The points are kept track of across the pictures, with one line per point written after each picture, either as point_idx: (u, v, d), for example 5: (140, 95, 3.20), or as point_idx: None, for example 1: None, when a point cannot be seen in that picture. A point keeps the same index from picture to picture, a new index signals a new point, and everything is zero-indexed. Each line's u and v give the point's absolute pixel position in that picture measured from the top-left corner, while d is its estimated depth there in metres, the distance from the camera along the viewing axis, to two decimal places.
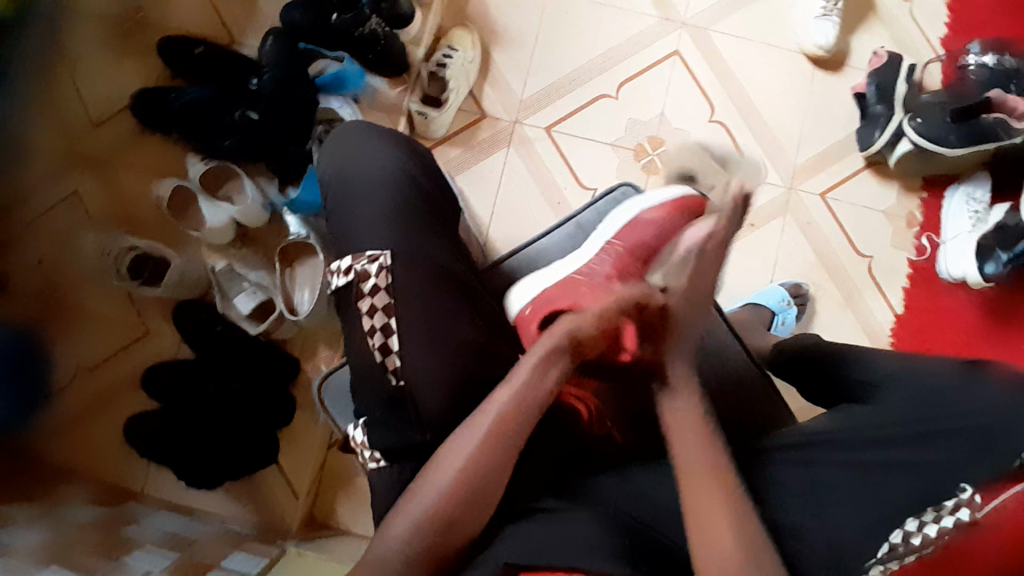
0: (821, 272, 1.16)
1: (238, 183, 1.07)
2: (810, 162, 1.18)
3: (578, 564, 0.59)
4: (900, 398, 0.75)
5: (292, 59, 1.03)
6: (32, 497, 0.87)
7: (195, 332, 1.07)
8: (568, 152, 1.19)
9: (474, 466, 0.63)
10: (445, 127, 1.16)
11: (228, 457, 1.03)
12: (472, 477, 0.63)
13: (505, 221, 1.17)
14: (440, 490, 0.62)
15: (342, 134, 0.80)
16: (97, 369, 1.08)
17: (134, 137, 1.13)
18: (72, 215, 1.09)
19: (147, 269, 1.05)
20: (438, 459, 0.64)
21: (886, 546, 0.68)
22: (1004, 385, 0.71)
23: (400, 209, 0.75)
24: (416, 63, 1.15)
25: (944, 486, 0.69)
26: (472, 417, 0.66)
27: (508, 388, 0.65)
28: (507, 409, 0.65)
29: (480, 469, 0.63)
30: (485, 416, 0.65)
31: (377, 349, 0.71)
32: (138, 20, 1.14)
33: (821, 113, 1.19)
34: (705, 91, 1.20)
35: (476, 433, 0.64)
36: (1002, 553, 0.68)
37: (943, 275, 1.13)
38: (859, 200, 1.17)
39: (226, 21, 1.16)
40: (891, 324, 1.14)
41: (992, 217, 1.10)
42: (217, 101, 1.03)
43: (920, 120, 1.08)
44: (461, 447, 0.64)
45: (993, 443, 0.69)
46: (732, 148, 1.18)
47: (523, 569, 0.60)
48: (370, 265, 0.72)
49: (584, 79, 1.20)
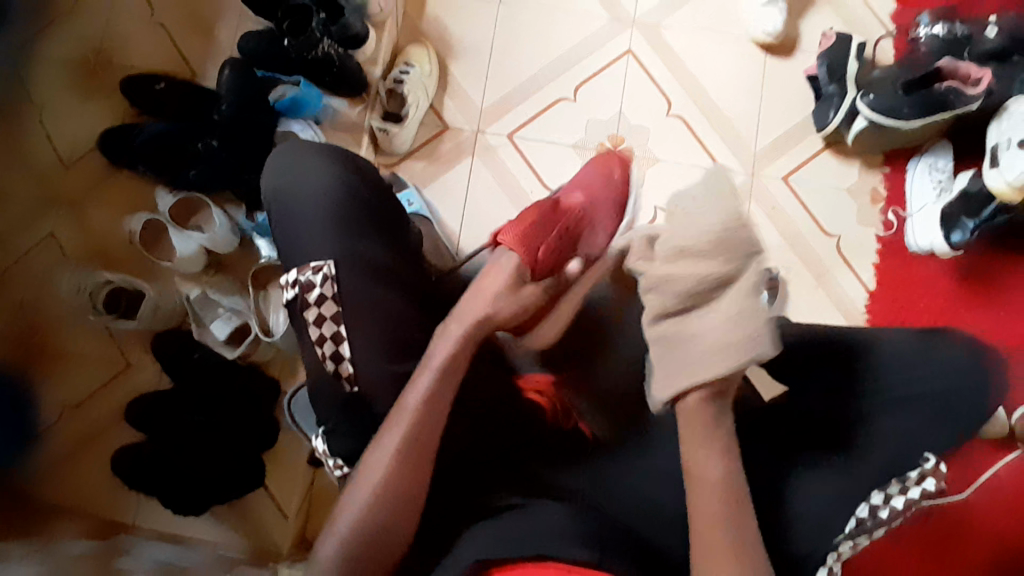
0: (791, 255, 1.16)
1: (208, 213, 1.10)
2: (768, 149, 1.20)
3: (547, 551, 0.59)
4: (860, 370, 0.76)
5: (252, 92, 1.06)
6: (24, 534, 0.88)
7: (173, 361, 1.09)
8: (530, 155, 1.20)
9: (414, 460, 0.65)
10: (408, 142, 1.19)
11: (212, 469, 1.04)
12: (417, 471, 0.65)
13: (474, 227, 1.18)
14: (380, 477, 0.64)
15: (285, 153, 0.81)
16: (80, 407, 1.10)
17: (105, 175, 1.16)
18: (49, 257, 1.11)
19: (122, 303, 1.07)
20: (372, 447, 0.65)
21: (854, 520, 0.69)
22: (964, 353, 0.74)
23: (347, 225, 0.76)
24: (374, 82, 1.18)
25: (907, 455, 0.71)
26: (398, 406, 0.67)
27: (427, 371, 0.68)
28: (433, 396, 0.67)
29: (417, 460, 0.65)
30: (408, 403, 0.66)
31: (328, 359, 0.72)
32: (102, 62, 1.17)
33: (777, 98, 1.21)
34: (660, 87, 1.22)
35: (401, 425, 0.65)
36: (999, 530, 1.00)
37: (913, 248, 1.13)
38: (821, 180, 1.18)
39: (186, 55, 1.19)
40: (864, 301, 1.14)
41: (955, 185, 1.08)
42: (182, 132, 1.07)
43: (872, 96, 1.08)
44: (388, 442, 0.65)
45: (953, 414, 0.72)
46: (692, 141, 1.20)
47: (494, 564, 0.60)
48: (314, 276, 0.73)
49: (540, 84, 1.22)
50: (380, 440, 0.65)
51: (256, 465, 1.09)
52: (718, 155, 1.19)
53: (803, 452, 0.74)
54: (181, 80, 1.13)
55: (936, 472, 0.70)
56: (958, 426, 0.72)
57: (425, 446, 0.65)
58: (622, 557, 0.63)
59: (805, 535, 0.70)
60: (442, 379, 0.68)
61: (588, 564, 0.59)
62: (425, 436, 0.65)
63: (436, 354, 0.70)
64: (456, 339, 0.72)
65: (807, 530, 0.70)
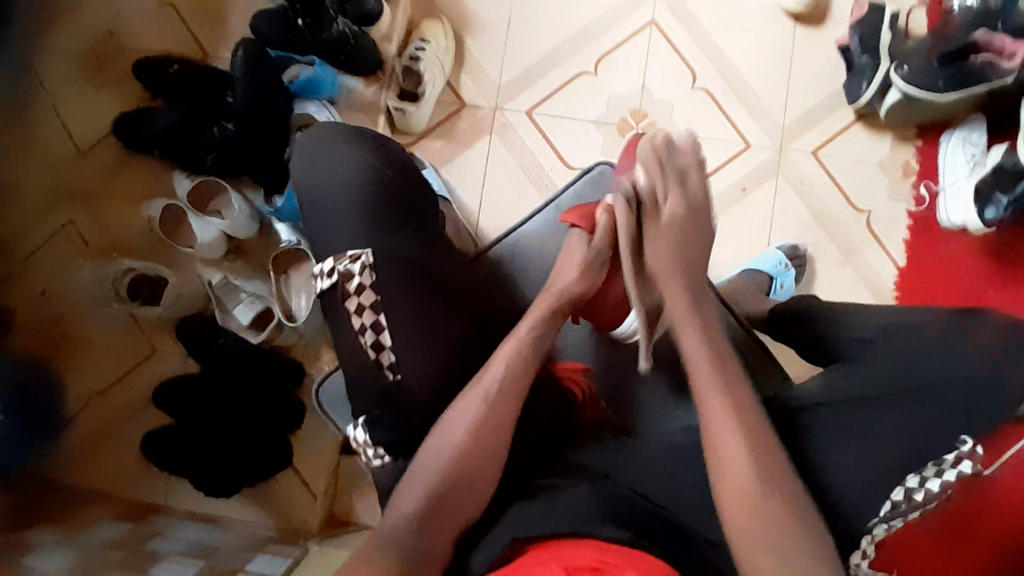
0: (819, 232, 1.14)
1: (225, 198, 1.09)
2: (797, 122, 1.16)
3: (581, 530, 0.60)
4: (888, 350, 0.73)
5: (264, 78, 1.04)
6: (60, 519, 0.90)
7: (198, 346, 1.10)
8: (551, 134, 1.18)
9: (484, 443, 0.68)
10: (425, 120, 1.16)
11: (237, 452, 1.06)
12: (473, 452, 0.67)
13: (494, 208, 1.16)
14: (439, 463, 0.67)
15: (310, 139, 0.80)
16: (109, 391, 1.12)
17: (121, 161, 1.16)
18: (68, 245, 1.13)
19: (145, 291, 1.09)
20: (440, 427, 0.69)
21: (889, 504, 0.69)
22: (996, 330, 0.71)
23: (378, 211, 0.75)
24: (389, 61, 1.16)
25: (943, 438, 0.69)
26: (471, 385, 0.71)
27: (492, 368, 0.71)
28: (505, 378, 0.71)
29: (481, 444, 0.68)
30: (484, 380, 0.71)
31: (370, 348, 0.72)
32: (112, 46, 1.17)
33: (806, 69, 1.17)
34: (685, 60, 1.18)
35: (474, 404, 0.69)
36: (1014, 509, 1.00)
37: (943, 223, 1.10)
38: (852, 154, 1.15)
39: (199, 39, 1.19)
40: (894, 279, 1.12)
41: (989, 160, 1.04)
42: (195, 117, 1.06)
43: (906, 68, 1.04)
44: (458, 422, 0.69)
45: (992, 390, 0.69)
46: (718, 115, 1.16)
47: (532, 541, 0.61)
48: (352, 265, 0.72)
49: (559, 60, 1.19)
50: (448, 422, 0.69)
51: (283, 447, 1.10)
52: (744, 129, 1.16)
53: (836, 436, 0.71)
54: (192, 63, 1.11)
55: (973, 455, 0.69)
56: (999, 404, 0.69)
57: (493, 433, 0.68)
58: (656, 543, 0.63)
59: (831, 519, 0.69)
60: (511, 372, 0.71)
61: (622, 545, 0.59)
62: (492, 422, 0.69)
63: (498, 354, 0.73)
64: (524, 338, 0.75)
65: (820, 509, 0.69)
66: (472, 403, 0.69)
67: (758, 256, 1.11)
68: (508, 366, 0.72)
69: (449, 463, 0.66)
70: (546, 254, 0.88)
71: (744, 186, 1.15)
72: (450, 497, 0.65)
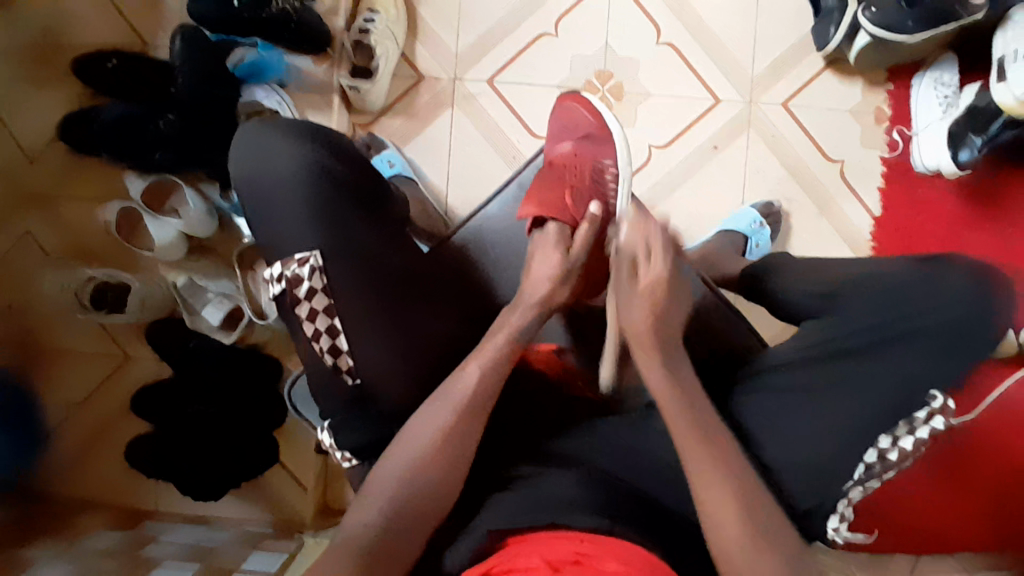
0: (793, 185, 1.12)
1: (180, 195, 1.03)
2: (767, 72, 1.13)
3: (558, 520, 0.61)
4: (862, 302, 0.72)
5: (207, 60, 1.00)
6: (50, 535, 0.89)
7: (169, 350, 1.07)
8: (512, 101, 1.14)
9: (452, 444, 0.65)
10: (382, 98, 1.12)
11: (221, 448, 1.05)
12: (443, 447, 0.64)
13: (461, 185, 1.13)
14: (409, 462, 0.63)
15: (241, 138, 0.76)
16: (85, 404, 1.11)
17: (69, 162, 1.11)
18: (29, 257, 1.09)
19: (109, 297, 1.05)
20: (402, 436, 0.66)
21: (863, 465, 0.67)
22: (960, 278, 0.72)
23: (325, 207, 0.72)
24: (338, 35, 1.11)
25: (915, 395, 0.68)
26: (432, 400, 0.67)
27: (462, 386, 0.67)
28: (469, 394, 0.66)
29: (449, 446, 0.64)
30: (452, 397, 0.66)
31: (326, 353, 0.70)
32: (48, 43, 1.11)
33: (772, 14, 1.12)
34: (648, 13, 1.13)
35: (442, 415, 0.65)
36: (998, 433, 1.03)
37: (918, 167, 1.08)
38: (823, 103, 1.12)
39: (139, 29, 1.13)
40: (869, 228, 1.11)
41: (961, 100, 1.02)
42: (138, 115, 1.00)
43: (875, 9, 0.98)
44: (431, 422, 0.65)
45: (960, 342, 0.69)
46: (685, 72, 1.13)
47: (508, 533, 0.61)
48: (301, 269, 0.69)
49: (517, 23, 1.14)
50: (413, 429, 0.66)
51: (269, 443, 1.10)
52: (712, 83, 1.13)
53: (825, 393, 0.69)
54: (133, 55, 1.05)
55: (944, 410, 0.69)
56: (966, 354, 0.69)
57: (461, 437, 0.65)
58: (637, 526, 0.63)
59: (804, 481, 0.67)
60: (485, 381, 0.67)
61: (599, 535, 0.59)
62: (464, 431, 0.65)
63: (467, 373, 0.68)
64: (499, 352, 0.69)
65: (798, 467, 0.67)
66: (442, 419, 0.65)
67: (732, 215, 1.09)
68: (476, 387, 0.67)
69: (424, 453, 0.64)
70: (509, 237, 0.87)
71: (713, 144, 1.12)
72: (427, 502, 0.63)
